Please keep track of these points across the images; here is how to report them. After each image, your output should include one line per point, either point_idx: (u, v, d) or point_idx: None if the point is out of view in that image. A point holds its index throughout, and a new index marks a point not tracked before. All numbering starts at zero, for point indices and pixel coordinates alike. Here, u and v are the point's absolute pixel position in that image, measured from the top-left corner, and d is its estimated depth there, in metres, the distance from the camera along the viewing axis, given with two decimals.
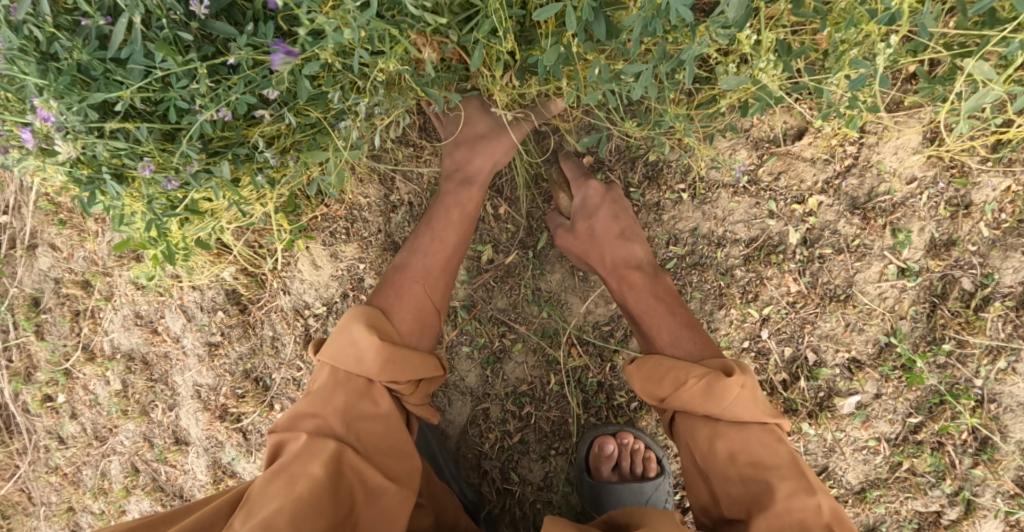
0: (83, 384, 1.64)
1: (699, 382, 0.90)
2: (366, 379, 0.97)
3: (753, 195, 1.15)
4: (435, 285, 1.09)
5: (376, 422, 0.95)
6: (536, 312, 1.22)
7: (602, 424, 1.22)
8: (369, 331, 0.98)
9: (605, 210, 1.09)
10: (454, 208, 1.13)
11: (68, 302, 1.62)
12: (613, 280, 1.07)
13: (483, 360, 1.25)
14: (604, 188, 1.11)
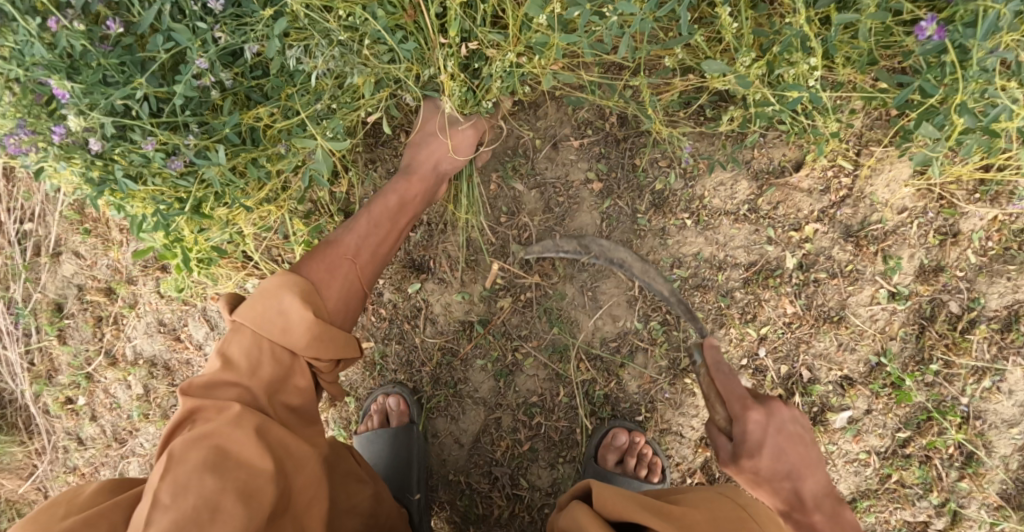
0: (103, 388, 1.70)
1: None
2: (289, 353, 1.02)
3: (753, 222, 1.21)
4: (367, 265, 1.14)
5: (294, 393, 1.02)
6: (547, 328, 1.28)
7: (621, 419, 1.29)
8: (299, 304, 1.02)
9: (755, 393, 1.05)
10: (391, 193, 1.18)
11: (90, 307, 1.68)
12: (760, 491, 1.00)
13: (496, 372, 1.32)
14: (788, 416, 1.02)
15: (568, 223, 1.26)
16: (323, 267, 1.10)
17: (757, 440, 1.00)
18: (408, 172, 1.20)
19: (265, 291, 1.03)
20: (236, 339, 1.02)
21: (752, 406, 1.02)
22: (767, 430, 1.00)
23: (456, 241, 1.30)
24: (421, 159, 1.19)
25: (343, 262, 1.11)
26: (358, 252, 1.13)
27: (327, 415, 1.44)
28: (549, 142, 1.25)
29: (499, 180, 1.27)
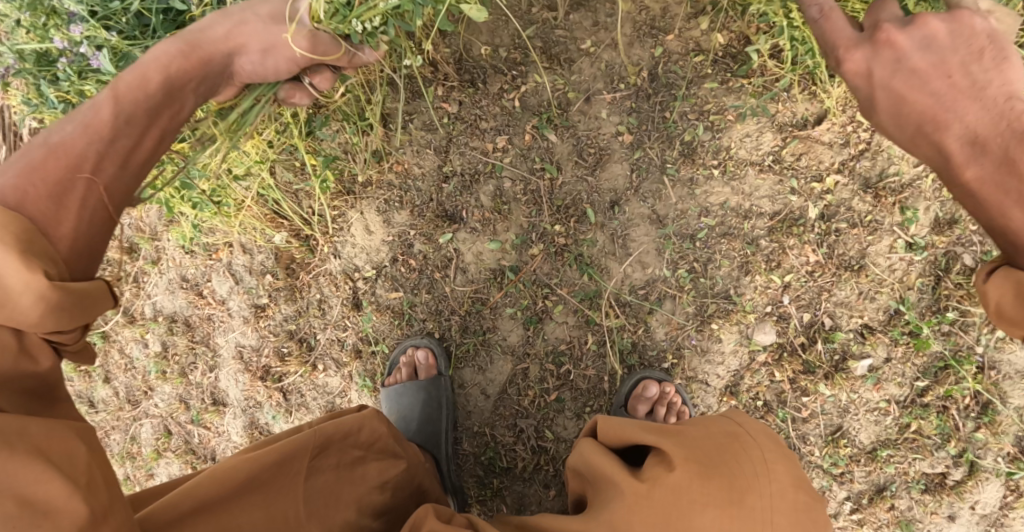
0: (119, 347, 1.78)
1: None
2: (15, 335, 0.74)
3: (777, 173, 1.26)
4: (117, 180, 0.84)
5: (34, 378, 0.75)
6: (577, 275, 1.31)
7: (650, 368, 1.31)
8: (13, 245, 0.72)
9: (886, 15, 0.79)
10: (154, 63, 0.92)
11: (108, 268, 1.77)
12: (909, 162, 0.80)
13: (525, 320, 1.34)
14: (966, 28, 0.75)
15: (599, 173, 1.30)
16: (39, 172, 0.78)
17: (883, 94, 0.77)
18: (188, 41, 0.95)
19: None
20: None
21: (878, 25, 0.78)
22: (884, 91, 0.77)
23: (489, 190, 1.34)
24: (213, 46, 0.97)
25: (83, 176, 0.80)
26: (102, 156, 0.82)
27: (352, 367, 1.49)
28: (583, 97, 1.30)
29: (533, 130, 1.32)
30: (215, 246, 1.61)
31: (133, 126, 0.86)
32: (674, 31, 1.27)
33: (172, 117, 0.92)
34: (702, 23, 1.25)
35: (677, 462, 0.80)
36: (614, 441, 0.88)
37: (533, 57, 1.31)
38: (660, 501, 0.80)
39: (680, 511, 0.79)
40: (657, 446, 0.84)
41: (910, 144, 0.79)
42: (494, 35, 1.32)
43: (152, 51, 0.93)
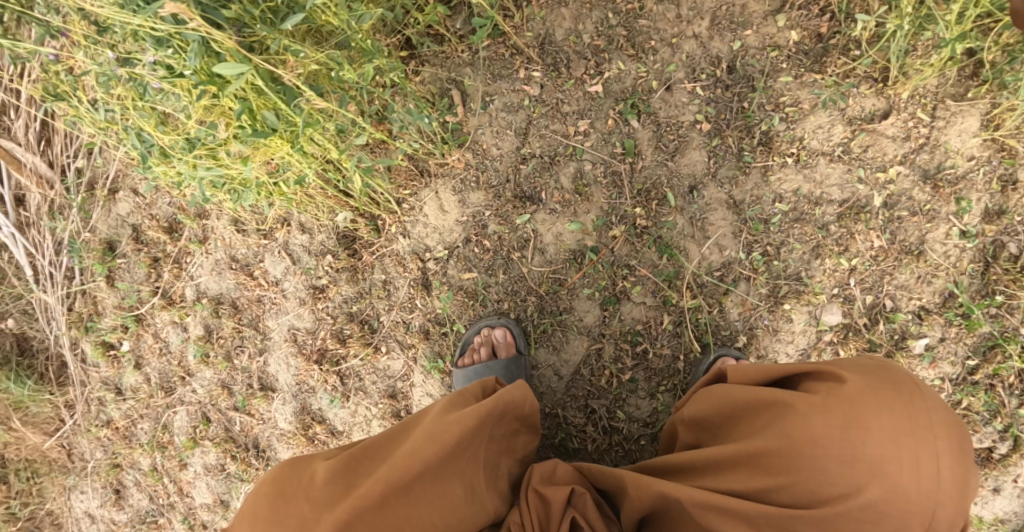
0: (154, 331, 1.72)
1: None
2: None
3: (846, 162, 1.33)
4: None
5: None
6: (656, 256, 1.35)
7: (727, 347, 1.35)
8: None
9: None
10: None
11: (145, 249, 1.72)
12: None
13: (603, 301, 1.38)
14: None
15: (678, 159, 1.35)
16: None
17: None
18: None
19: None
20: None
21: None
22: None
23: (570, 172, 1.37)
24: None
25: None
26: None
27: (418, 349, 1.48)
28: (664, 85, 1.35)
29: (616, 116, 1.36)
30: (270, 226, 1.59)
31: None
32: (752, 27, 1.34)
33: None
34: (779, 20, 1.33)
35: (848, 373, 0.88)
36: (760, 375, 0.96)
37: (615, 45, 1.35)
38: (834, 408, 0.87)
39: (860, 412, 0.86)
40: (814, 371, 0.93)
41: None
42: (577, 22, 1.36)
43: None
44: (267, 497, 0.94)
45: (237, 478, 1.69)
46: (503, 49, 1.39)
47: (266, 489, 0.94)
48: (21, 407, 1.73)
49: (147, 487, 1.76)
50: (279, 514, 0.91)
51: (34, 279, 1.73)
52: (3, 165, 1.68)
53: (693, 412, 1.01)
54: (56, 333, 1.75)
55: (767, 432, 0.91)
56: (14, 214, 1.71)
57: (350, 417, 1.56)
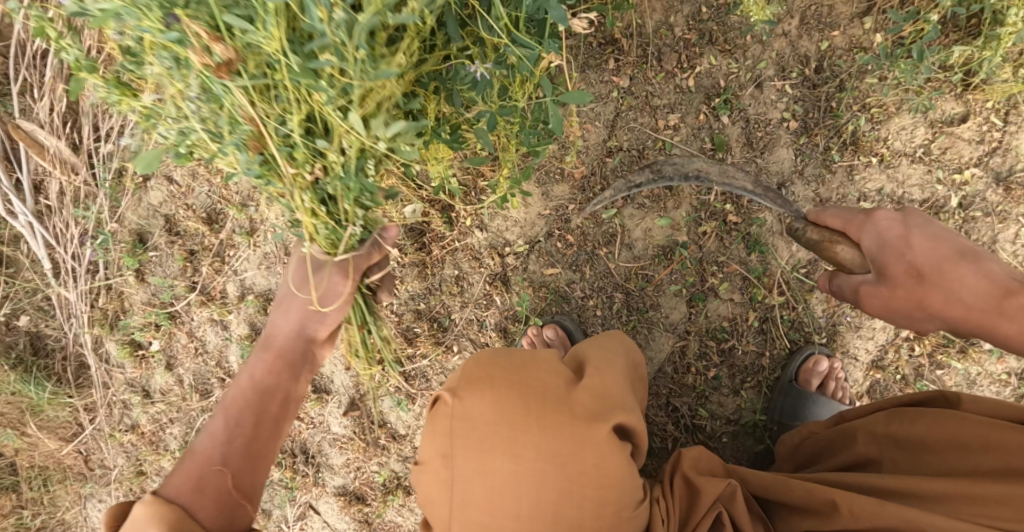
0: (188, 330, 1.62)
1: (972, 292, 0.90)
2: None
3: (927, 163, 1.36)
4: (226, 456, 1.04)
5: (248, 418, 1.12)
6: (746, 252, 1.35)
7: (814, 344, 1.38)
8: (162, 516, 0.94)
9: (917, 238, 0.93)
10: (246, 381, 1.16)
11: (180, 241, 1.60)
12: (992, 317, 0.89)
13: (690, 297, 1.36)
14: (897, 217, 0.95)
15: (767, 155, 1.36)
16: (181, 478, 1.01)
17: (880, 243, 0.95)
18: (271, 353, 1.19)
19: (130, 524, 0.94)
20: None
21: (872, 211, 0.97)
22: (964, 287, 0.90)
23: (658, 166, 1.36)
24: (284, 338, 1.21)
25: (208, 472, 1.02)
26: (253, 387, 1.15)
27: (492, 348, 1.44)
28: (754, 82, 1.35)
29: (708, 111, 1.35)
30: None
31: (234, 432, 1.08)
32: (839, 28, 1.35)
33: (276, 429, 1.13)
34: (867, 23, 1.34)
35: None
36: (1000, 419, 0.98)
37: (707, 39, 1.34)
38: None
39: None
40: None
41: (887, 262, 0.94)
42: (667, 15, 1.34)
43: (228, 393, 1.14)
44: (494, 364, 1.03)
45: (281, 486, 1.59)
46: (590, 38, 1.35)
47: (485, 360, 1.03)
48: (37, 411, 1.62)
49: None
50: (520, 375, 1.00)
51: (53, 274, 1.60)
52: (23, 148, 1.54)
53: (919, 430, 1.02)
54: (76, 331, 1.63)
55: (1015, 478, 0.90)
56: (32, 202, 1.57)
57: (414, 420, 1.50)
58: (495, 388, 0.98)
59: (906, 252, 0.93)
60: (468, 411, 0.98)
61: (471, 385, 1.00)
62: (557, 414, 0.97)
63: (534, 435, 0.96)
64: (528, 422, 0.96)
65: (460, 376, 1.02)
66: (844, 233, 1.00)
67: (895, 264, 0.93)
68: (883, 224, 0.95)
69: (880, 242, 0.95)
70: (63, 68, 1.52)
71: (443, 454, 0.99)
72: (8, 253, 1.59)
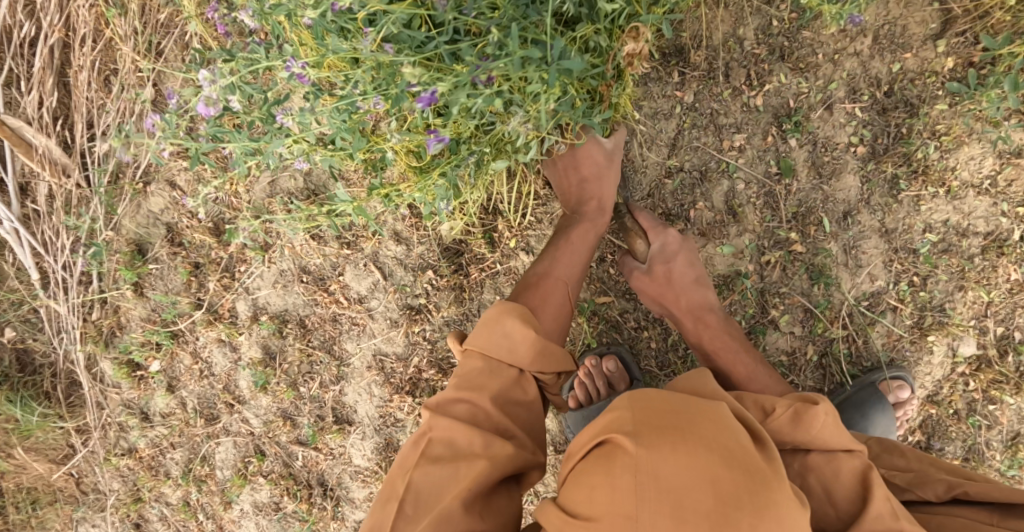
0: (192, 350, 1.49)
1: (690, 316, 1.20)
2: (517, 370, 1.02)
3: (993, 196, 1.28)
4: (565, 272, 1.20)
5: (552, 267, 1.20)
6: (807, 283, 1.31)
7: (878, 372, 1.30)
8: (523, 324, 1.02)
9: (682, 257, 1.21)
10: (563, 261, 1.20)
11: (183, 253, 1.46)
12: (687, 320, 1.20)
13: (748, 329, 1.32)
14: (681, 237, 1.23)
15: (833, 182, 1.29)
16: (538, 297, 1.16)
17: (662, 264, 1.21)
18: (597, 198, 1.25)
19: (489, 318, 1.03)
20: (466, 362, 1.04)
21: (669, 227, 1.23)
22: (681, 306, 1.20)
23: (721, 192, 1.30)
24: (604, 188, 1.25)
25: (558, 289, 1.18)
26: (569, 278, 1.20)
27: None
28: (824, 104, 1.28)
29: (775, 132, 1.28)
30: (355, 234, 1.40)
31: (579, 258, 1.22)
32: (911, 50, 1.27)
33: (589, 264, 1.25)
34: (940, 45, 1.25)
35: None
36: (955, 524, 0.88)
37: (777, 55, 1.27)
38: None
39: None
40: None
41: (651, 269, 1.22)
42: (735, 28, 1.27)
43: (556, 261, 1.20)
44: (676, 413, 0.82)
45: (295, 519, 1.48)
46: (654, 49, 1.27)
47: (662, 408, 0.83)
48: (24, 434, 1.49)
49: (176, 523, 1.54)
50: (713, 432, 0.80)
51: (42, 285, 1.47)
52: (8, 146, 1.42)
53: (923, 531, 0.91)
54: (66, 348, 1.49)
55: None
56: (18, 205, 1.44)
57: None
58: (687, 444, 0.78)
59: (670, 264, 1.21)
60: (657, 472, 0.77)
61: (657, 436, 0.79)
62: (765, 488, 0.77)
63: (742, 513, 0.75)
64: (733, 491, 0.76)
65: (637, 424, 0.80)
66: (645, 234, 1.24)
67: (661, 265, 1.21)
68: (672, 242, 1.22)
69: (665, 248, 1.22)
70: (56, 61, 1.40)
71: (624, 515, 0.76)
72: None
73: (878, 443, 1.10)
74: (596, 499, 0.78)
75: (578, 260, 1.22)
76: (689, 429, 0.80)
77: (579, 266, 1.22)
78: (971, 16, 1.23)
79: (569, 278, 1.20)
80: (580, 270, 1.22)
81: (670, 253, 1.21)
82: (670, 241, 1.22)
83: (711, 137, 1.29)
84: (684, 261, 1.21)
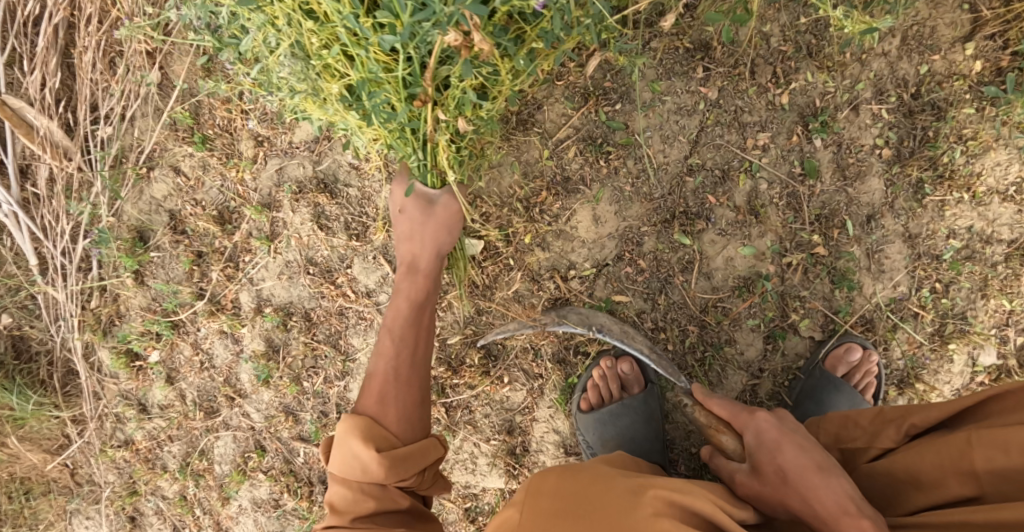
0: (193, 341, 1.45)
1: (808, 499, 0.85)
2: (379, 485, 1.05)
3: (1018, 202, 1.25)
4: (396, 362, 1.16)
5: (382, 359, 1.17)
6: (830, 287, 1.28)
7: (824, 345, 1.28)
8: (365, 446, 1.05)
9: (789, 445, 0.92)
10: (387, 353, 1.18)
11: (186, 241, 1.42)
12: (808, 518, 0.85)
13: (768, 333, 1.29)
14: (776, 421, 0.97)
15: (858, 185, 1.26)
16: (375, 399, 1.13)
17: (758, 423, 0.98)
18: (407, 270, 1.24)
19: (336, 444, 1.08)
20: (333, 488, 1.08)
21: (758, 412, 1.00)
22: (793, 479, 0.88)
23: (743, 191, 1.27)
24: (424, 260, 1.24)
25: (391, 385, 1.14)
26: (399, 369, 1.15)
27: (546, 380, 1.33)
28: (850, 104, 1.25)
29: (801, 131, 1.26)
30: (365, 225, 1.36)
31: (404, 345, 1.18)
32: (940, 52, 1.24)
33: (425, 328, 1.22)
34: (969, 48, 1.22)
35: (977, 436, 0.82)
36: (935, 450, 0.86)
37: (805, 53, 1.24)
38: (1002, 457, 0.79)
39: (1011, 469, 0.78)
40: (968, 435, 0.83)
41: (756, 442, 0.96)
42: (762, 24, 1.24)
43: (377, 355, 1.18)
44: (554, 496, 0.83)
45: (295, 517, 1.45)
46: (677, 42, 1.25)
47: (546, 497, 0.83)
48: (19, 422, 1.45)
49: (171, 518, 1.50)
50: (587, 501, 0.81)
51: (40, 270, 1.43)
52: (9, 127, 1.38)
53: (912, 462, 0.88)
54: (63, 336, 1.46)
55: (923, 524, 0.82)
56: (18, 188, 1.41)
57: (454, 455, 1.36)
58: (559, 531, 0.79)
59: (773, 453, 0.92)
60: None
61: None
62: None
63: None
64: None
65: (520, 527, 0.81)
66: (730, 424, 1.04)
67: (761, 451, 0.94)
68: (763, 420, 0.97)
69: (758, 436, 0.96)
70: (61, 41, 1.37)
71: None
72: None
73: (830, 421, 1.03)
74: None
75: (412, 343, 1.19)
76: (574, 523, 0.79)
77: (411, 353, 1.18)
78: (1001, 20, 1.21)
79: (407, 366, 1.16)
80: (416, 357, 1.18)
81: (766, 425, 0.96)
82: (756, 419, 0.98)
83: (732, 134, 1.26)
84: (780, 434, 0.94)
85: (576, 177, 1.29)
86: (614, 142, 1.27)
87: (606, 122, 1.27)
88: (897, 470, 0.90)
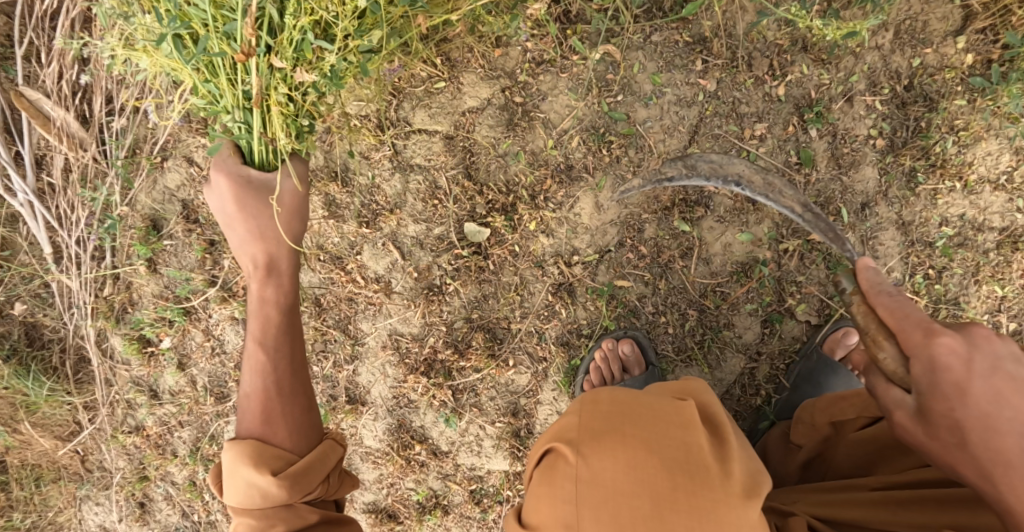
0: (205, 328, 1.48)
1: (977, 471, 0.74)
2: (285, 506, 1.00)
3: (1009, 191, 1.29)
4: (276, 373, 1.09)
5: (259, 374, 1.08)
6: (825, 273, 1.32)
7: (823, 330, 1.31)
8: (259, 472, 0.99)
9: (980, 386, 0.73)
10: (262, 366, 1.09)
11: (199, 230, 1.46)
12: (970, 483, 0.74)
13: (765, 318, 1.33)
14: (969, 347, 0.74)
15: (852, 174, 1.30)
16: (260, 420, 1.05)
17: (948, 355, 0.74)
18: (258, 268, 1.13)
19: (228, 474, 1.01)
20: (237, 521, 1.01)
21: (937, 332, 0.75)
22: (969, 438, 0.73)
23: None
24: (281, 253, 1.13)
25: (274, 399, 1.07)
26: (279, 382, 1.08)
27: (550, 363, 1.36)
28: (844, 95, 1.29)
29: (797, 122, 1.30)
30: (373, 212, 1.38)
31: (279, 355, 1.09)
32: (931, 45, 1.27)
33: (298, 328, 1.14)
34: (960, 41, 1.26)
35: None
36: None
37: (799, 46, 1.28)
38: None
39: None
40: None
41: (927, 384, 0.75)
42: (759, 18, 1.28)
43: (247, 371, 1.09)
44: (613, 409, 0.90)
45: None
46: (677, 35, 1.29)
47: (606, 406, 0.91)
48: (32, 408, 1.49)
49: (181, 502, 1.53)
50: (645, 420, 0.88)
51: (54, 259, 1.47)
52: (25, 118, 1.42)
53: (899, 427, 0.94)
54: (77, 323, 1.49)
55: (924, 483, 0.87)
56: (33, 178, 1.45)
57: (460, 437, 1.40)
58: (619, 442, 0.86)
59: (954, 401, 0.73)
60: (597, 475, 0.85)
61: (593, 445, 0.87)
62: (703, 488, 0.82)
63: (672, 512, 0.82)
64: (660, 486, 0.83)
65: (580, 433, 0.89)
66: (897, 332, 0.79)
67: (938, 398, 0.75)
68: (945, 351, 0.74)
69: (931, 370, 0.75)
70: (77, 35, 1.41)
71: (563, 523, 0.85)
72: (5, 233, 1.46)
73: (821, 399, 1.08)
74: (543, 508, 0.88)
75: (285, 348, 1.11)
76: (632, 436, 0.86)
77: (287, 358, 1.10)
78: (991, 14, 1.25)
79: (288, 374, 1.09)
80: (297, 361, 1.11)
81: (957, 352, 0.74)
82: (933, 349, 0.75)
83: (730, 124, 1.30)
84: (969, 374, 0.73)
85: (579, 165, 1.32)
86: (615, 132, 1.31)
87: (608, 113, 1.31)
88: (885, 436, 0.96)
